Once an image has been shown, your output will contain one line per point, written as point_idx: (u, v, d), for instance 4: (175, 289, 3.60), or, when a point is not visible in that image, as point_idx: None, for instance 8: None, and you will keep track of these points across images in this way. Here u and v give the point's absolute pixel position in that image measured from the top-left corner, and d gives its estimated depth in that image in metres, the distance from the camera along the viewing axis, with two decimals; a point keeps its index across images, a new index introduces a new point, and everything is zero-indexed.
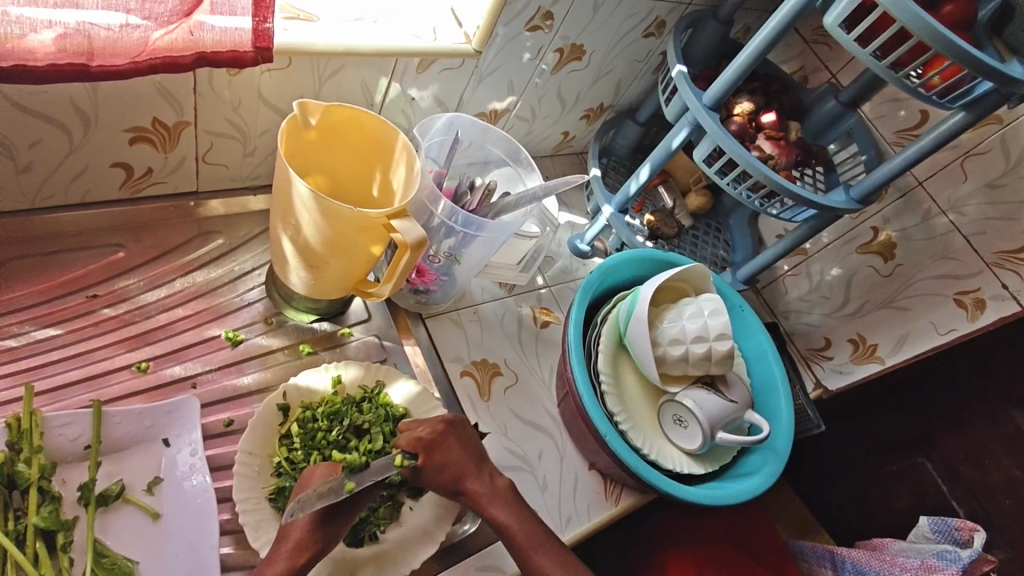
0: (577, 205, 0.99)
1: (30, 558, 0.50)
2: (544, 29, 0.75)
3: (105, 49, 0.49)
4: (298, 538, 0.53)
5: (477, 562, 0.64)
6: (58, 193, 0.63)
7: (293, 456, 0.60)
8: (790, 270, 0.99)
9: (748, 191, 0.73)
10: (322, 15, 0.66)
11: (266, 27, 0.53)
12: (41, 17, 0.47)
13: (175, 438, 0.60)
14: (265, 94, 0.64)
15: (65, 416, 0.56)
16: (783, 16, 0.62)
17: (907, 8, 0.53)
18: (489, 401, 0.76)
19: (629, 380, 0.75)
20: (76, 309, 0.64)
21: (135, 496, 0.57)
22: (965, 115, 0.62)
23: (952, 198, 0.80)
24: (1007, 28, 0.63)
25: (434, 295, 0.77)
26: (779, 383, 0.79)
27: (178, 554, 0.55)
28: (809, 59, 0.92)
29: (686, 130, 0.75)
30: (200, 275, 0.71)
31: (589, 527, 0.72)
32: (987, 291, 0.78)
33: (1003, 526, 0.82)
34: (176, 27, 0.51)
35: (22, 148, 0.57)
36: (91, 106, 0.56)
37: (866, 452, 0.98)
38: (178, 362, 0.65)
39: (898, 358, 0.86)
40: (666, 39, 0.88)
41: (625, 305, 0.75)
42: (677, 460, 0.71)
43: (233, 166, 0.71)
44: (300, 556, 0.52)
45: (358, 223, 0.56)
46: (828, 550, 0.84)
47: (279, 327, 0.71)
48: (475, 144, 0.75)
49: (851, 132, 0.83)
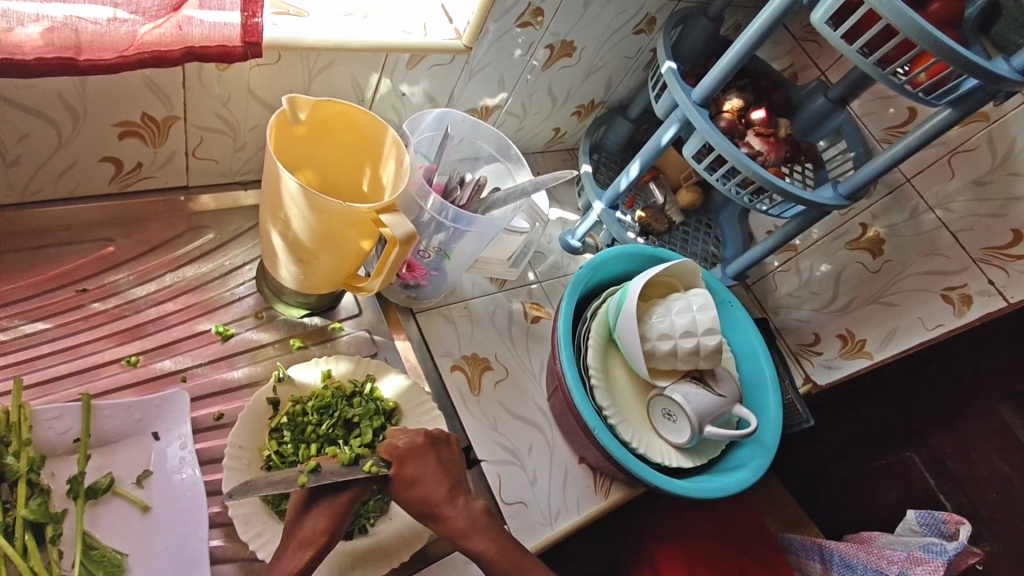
0: (570, 201, 1.00)
1: (19, 551, 0.50)
2: (534, 25, 0.76)
3: (92, 43, 0.49)
4: (303, 535, 0.53)
5: (465, 556, 0.65)
6: (47, 187, 0.63)
7: (283, 449, 0.61)
8: (780, 266, 0.99)
9: (738, 187, 0.74)
10: (312, 11, 0.66)
11: (255, 22, 0.54)
12: (28, 11, 0.47)
13: (165, 432, 0.60)
14: (255, 90, 0.65)
15: (54, 410, 0.56)
16: (770, 12, 0.63)
17: (895, 6, 0.53)
18: (480, 395, 0.76)
19: (618, 375, 0.75)
20: (66, 303, 0.64)
21: (125, 489, 0.57)
22: (952, 111, 0.62)
23: (939, 195, 0.81)
24: (994, 27, 0.64)
25: (425, 290, 0.77)
26: (768, 376, 0.80)
27: (167, 547, 0.56)
28: (798, 57, 0.93)
29: (675, 127, 0.75)
30: (190, 269, 0.71)
31: (580, 520, 0.72)
32: (974, 287, 0.78)
33: (990, 521, 0.84)
34: (164, 21, 0.52)
35: (12, 142, 0.57)
36: (79, 101, 0.56)
37: (855, 446, 0.99)
38: (168, 356, 0.65)
39: (886, 353, 0.86)
40: (656, 35, 0.88)
41: (614, 301, 0.75)
42: (666, 454, 0.72)
43: (223, 161, 0.71)
44: (306, 551, 0.53)
45: (346, 218, 0.57)
46: (816, 543, 0.85)
47: (269, 322, 0.71)
48: (465, 140, 0.75)
49: (840, 129, 0.83)
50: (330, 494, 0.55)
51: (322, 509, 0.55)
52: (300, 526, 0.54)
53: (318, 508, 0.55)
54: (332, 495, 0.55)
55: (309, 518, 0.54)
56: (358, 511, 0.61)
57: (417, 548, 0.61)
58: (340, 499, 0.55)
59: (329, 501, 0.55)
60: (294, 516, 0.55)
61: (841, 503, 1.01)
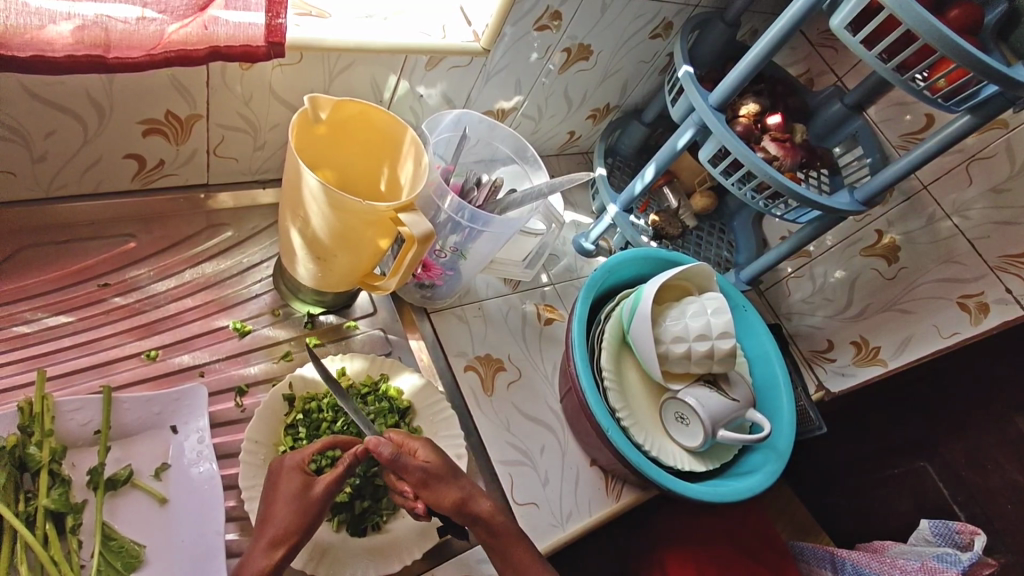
0: (583, 203, 1.00)
1: (40, 540, 0.51)
2: (551, 29, 0.76)
3: (121, 41, 0.50)
4: (275, 532, 0.53)
5: (476, 554, 0.65)
6: (71, 183, 0.64)
7: (298, 445, 0.62)
8: (793, 272, 0.99)
9: (753, 192, 0.74)
10: (334, 12, 0.67)
11: (279, 22, 0.54)
12: (60, 9, 0.48)
13: (182, 425, 0.61)
14: (276, 89, 0.65)
15: (76, 401, 0.57)
16: (789, 17, 0.63)
17: (913, 11, 0.53)
18: (492, 396, 0.76)
19: (631, 378, 0.76)
20: (88, 297, 0.65)
21: (143, 481, 0.58)
22: (970, 118, 0.62)
23: (956, 202, 0.80)
24: (1013, 34, 0.63)
25: (439, 290, 0.78)
26: (781, 382, 0.79)
27: (184, 541, 0.56)
28: (814, 62, 0.93)
29: (691, 131, 0.76)
30: (209, 266, 0.72)
31: (591, 522, 0.72)
32: (991, 295, 0.78)
33: (1005, 532, 0.83)
34: (190, 21, 0.52)
35: (39, 138, 0.58)
36: (105, 97, 0.57)
37: (868, 455, 0.99)
38: (186, 351, 0.66)
39: (900, 360, 0.86)
40: (672, 40, 0.88)
41: (628, 303, 0.75)
42: (678, 457, 0.72)
43: (243, 160, 0.72)
44: (278, 552, 0.52)
45: (366, 216, 0.57)
46: (828, 552, 0.84)
47: (285, 319, 0.72)
48: (482, 142, 0.76)
49: (856, 134, 0.83)
50: (299, 491, 0.54)
51: (292, 506, 0.53)
52: (272, 522, 0.53)
53: (289, 505, 0.54)
54: (299, 494, 0.54)
55: (280, 514, 0.53)
56: (370, 508, 0.62)
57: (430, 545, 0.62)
58: (310, 497, 0.54)
59: (298, 500, 0.54)
60: (266, 512, 0.54)
61: (853, 511, 1.01)
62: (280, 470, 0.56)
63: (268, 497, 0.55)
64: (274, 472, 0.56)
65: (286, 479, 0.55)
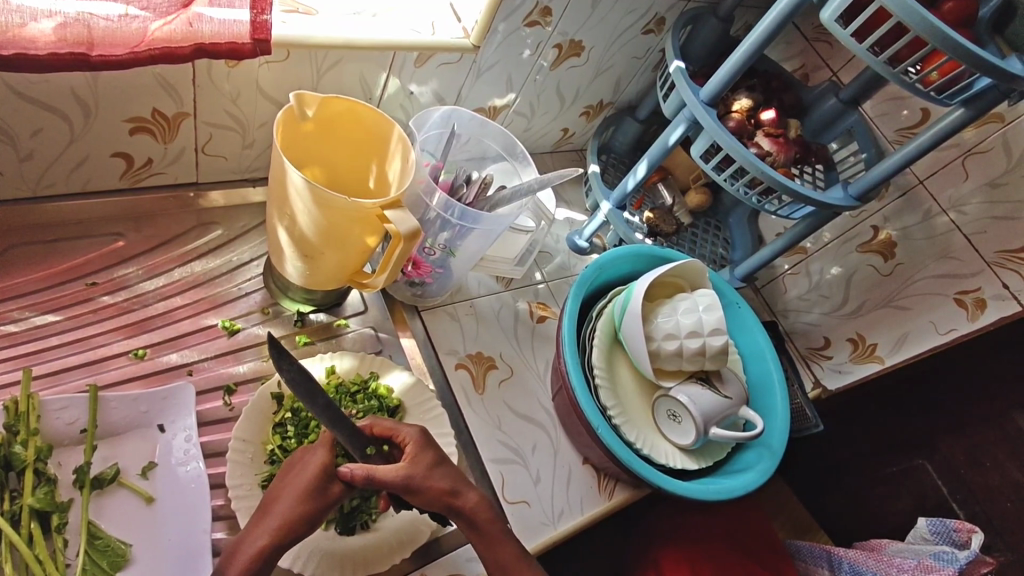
0: (576, 201, 1.00)
1: (25, 538, 0.51)
2: (542, 25, 0.76)
3: (104, 38, 0.50)
4: (279, 519, 0.53)
5: (467, 553, 0.65)
6: (59, 182, 0.64)
7: (286, 444, 0.61)
8: (789, 269, 0.98)
9: (745, 188, 0.73)
10: (322, 10, 0.66)
11: (264, 19, 0.54)
12: (42, 7, 0.48)
13: (170, 424, 0.61)
14: (263, 86, 0.65)
15: (62, 400, 0.57)
16: (779, 12, 0.62)
17: (906, 4, 0.53)
18: (484, 394, 0.76)
19: (624, 375, 0.75)
20: (76, 296, 0.65)
21: (130, 480, 0.58)
22: (963, 112, 0.62)
23: (953, 197, 0.79)
24: (1009, 26, 0.63)
25: (430, 288, 0.78)
26: (776, 379, 0.79)
27: (170, 541, 0.56)
28: (809, 57, 0.92)
29: (683, 126, 0.75)
30: (199, 264, 0.72)
31: (583, 520, 0.72)
32: (988, 291, 0.77)
33: (1005, 531, 0.82)
34: (174, 18, 0.52)
35: (25, 137, 0.57)
36: (92, 95, 0.57)
37: (865, 453, 0.98)
38: (175, 349, 0.66)
39: (898, 357, 0.85)
40: (665, 36, 0.88)
41: (619, 300, 0.75)
42: (670, 455, 0.71)
43: (232, 158, 0.72)
44: (269, 542, 0.52)
45: (352, 214, 0.57)
46: (825, 550, 0.83)
47: (275, 318, 0.72)
48: (472, 139, 0.75)
49: (851, 130, 0.83)
50: (314, 485, 0.54)
51: (302, 497, 0.53)
52: (279, 507, 0.53)
53: (300, 495, 0.54)
54: (316, 486, 0.54)
55: (289, 502, 0.53)
56: (359, 507, 0.62)
57: (418, 544, 0.62)
58: (323, 493, 0.54)
59: (311, 492, 0.54)
60: (276, 495, 0.54)
61: (852, 510, 1.00)
62: (305, 459, 0.56)
63: (284, 481, 0.55)
64: (298, 458, 0.57)
65: (308, 468, 0.55)
